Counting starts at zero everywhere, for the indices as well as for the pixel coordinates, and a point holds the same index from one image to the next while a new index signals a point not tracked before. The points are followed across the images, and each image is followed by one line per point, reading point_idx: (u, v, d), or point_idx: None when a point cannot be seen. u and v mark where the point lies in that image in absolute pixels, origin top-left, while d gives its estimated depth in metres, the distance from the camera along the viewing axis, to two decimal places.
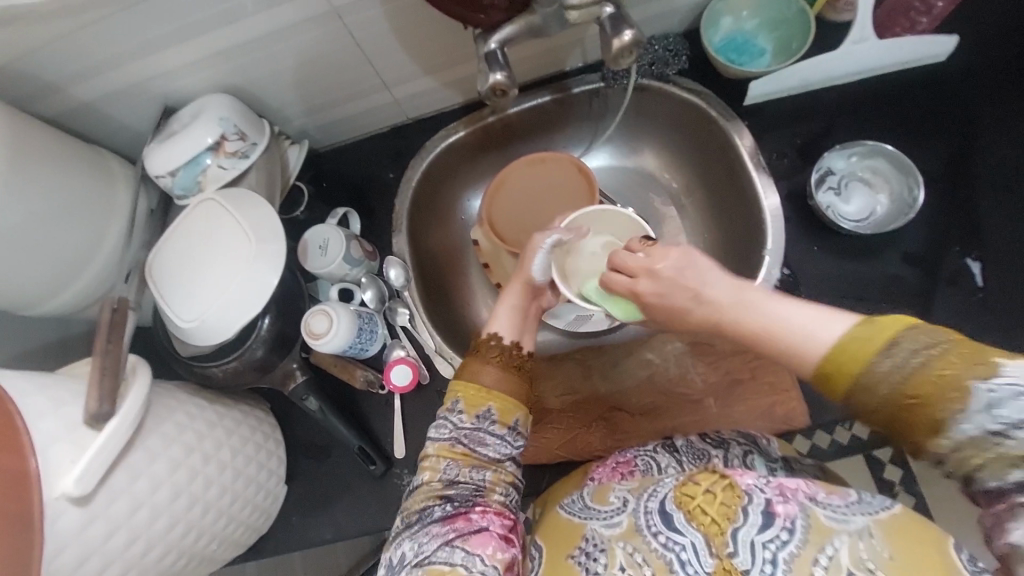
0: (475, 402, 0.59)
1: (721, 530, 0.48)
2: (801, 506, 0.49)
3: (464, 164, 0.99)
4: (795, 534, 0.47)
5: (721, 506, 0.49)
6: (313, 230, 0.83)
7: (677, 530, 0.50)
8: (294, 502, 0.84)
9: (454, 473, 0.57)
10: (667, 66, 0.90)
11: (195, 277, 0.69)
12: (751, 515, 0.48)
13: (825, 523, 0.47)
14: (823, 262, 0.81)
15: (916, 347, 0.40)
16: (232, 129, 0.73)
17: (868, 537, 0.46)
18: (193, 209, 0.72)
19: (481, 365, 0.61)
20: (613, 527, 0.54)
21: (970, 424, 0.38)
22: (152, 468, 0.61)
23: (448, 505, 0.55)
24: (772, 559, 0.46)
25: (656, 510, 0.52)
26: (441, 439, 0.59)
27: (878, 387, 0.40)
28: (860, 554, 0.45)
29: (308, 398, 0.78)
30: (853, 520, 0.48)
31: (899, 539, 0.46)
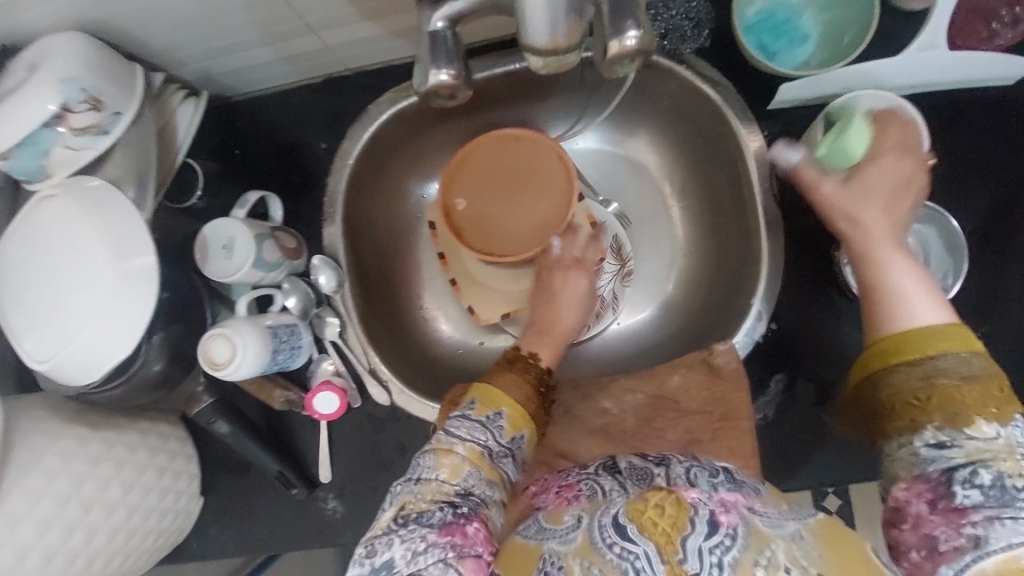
0: (515, 423, 0.58)
1: (672, 540, 0.41)
2: (744, 516, 0.44)
3: (419, 134, 0.80)
4: (737, 541, 0.42)
5: (670, 518, 0.42)
6: (215, 225, 0.66)
7: (630, 540, 0.42)
8: (214, 513, 0.78)
9: (473, 482, 0.53)
10: (684, 42, 0.70)
11: (43, 297, 0.54)
12: (699, 523, 0.42)
13: (764, 531, 0.43)
14: (821, 316, 0.70)
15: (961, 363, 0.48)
16: (79, 95, 0.53)
17: (801, 539, 0.44)
18: (42, 202, 0.55)
19: (514, 381, 0.61)
20: (568, 543, 0.46)
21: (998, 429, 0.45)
22: (12, 536, 0.54)
23: (449, 510, 0.50)
24: (718, 565, 0.41)
25: (611, 523, 0.44)
26: (473, 442, 0.55)
27: (901, 387, 0.50)
28: (795, 555, 0.42)
29: (217, 421, 0.69)
30: (788, 526, 0.44)
31: (830, 546, 0.44)
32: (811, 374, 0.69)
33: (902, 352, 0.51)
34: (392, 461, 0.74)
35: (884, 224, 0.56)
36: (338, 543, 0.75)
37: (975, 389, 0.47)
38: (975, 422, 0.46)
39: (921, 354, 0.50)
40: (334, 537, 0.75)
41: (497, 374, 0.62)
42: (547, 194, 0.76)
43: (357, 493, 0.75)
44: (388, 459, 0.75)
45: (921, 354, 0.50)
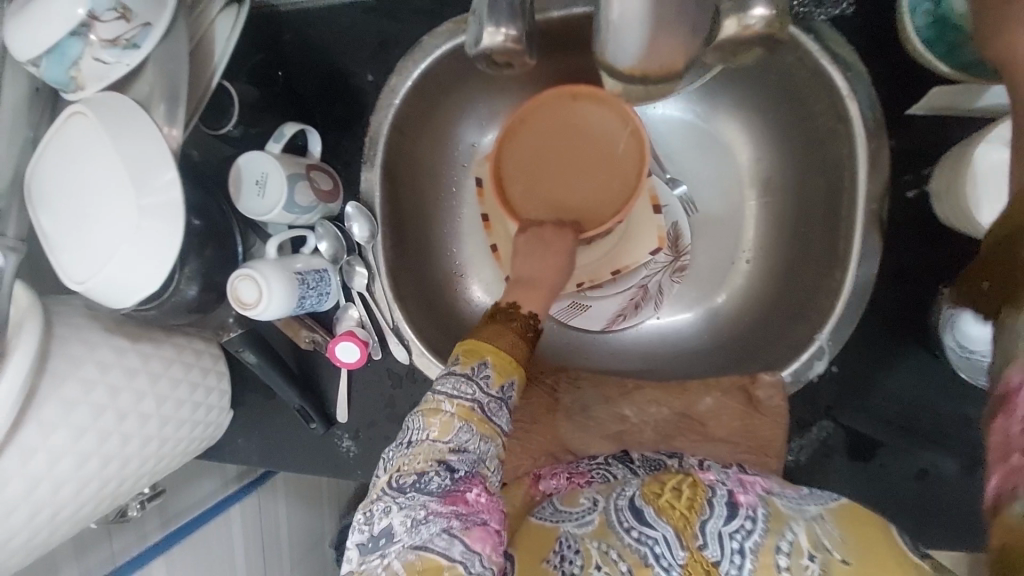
0: (503, 372, 0.56)
1: (690, 524, 0.48)
2: (760, 497, 0.50)
3: (477, 76, 0.70)
4: (756, 524, 0.47)
5: (688, 501, 0.50)
6: (249, 157, 0.63)
7: (647, 525, 0.49)
8: (241, 425, 0.83)
9: (466, 439, 0.51)
10: (818, 6, 0.58)
11: (73, 220, 0.54)
12: (716, 507, 0.49)
13: (784, 511, 0.49)
14: (894, 367, 0.61)
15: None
16: (105, 2, 0.48)
17: (822, 521, 0.48)
18: (72, 116, 0.53)
19: (505, 331, 0.60)
20: (584, 526, 0.51)
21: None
22: (47, 442, 0.57)
23: (447, 475, 0.48)
24: (739, 550, 0.46)
25: (627, 506, 0.51)
26: (462, 399, 0.52)
27: None
28: (816, 535, 0.47)
29: (245, 352, 0.71)
30: (807, 509, 0.50)
31: (850, 529, 0.48)
32: (862, 426, 0.62)
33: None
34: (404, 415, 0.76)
35: None
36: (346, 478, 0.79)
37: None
38: None
39: None
40: (345, 472, 0.79)
41: (484, 325, 0.60)
42: (612, 161, 0.66)
43: (369, 437, 0.77)
44: (401, 413, 0.76)
45: None
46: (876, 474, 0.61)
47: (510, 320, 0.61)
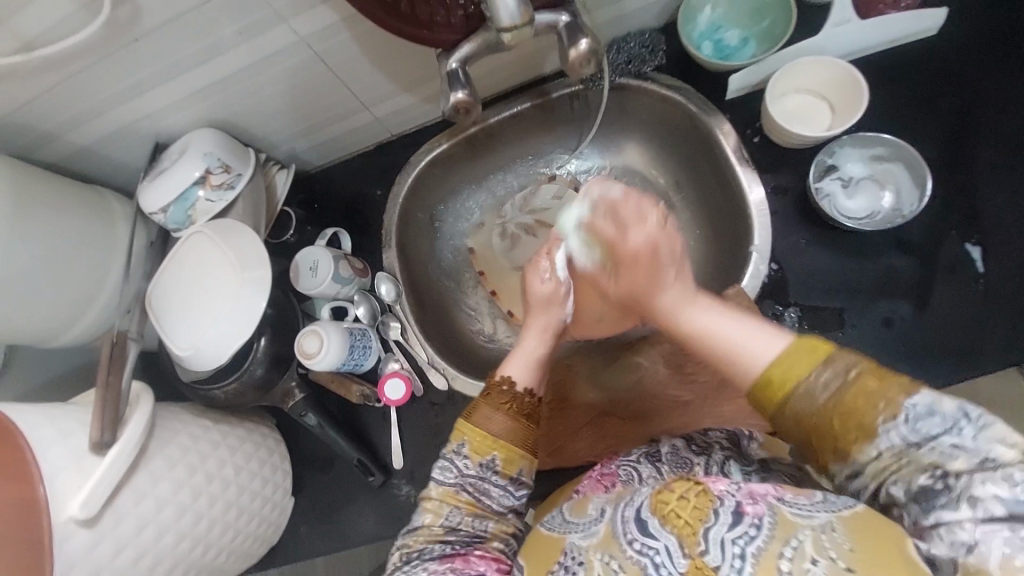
0: (479, 448, 0.60)
1: (694, 531, 0.41)
2: (768, 504, 0.43)
3: (450, 175, 0.99)
4: (761, 531, 0.40)
5: (693, 509, 0.42)
6: (304, 253, 0.86)
7: (649, 535, 0.44)
8: (303, 512, 0.87)
9: (456, 520, 0.58)
10: (644, 63, 0.87)
11: (189, 308, 0.73)
12: (722, 514, 0.42)
13: (792, 520, 0.41)
14: (820, 254, 0.77)
15: (839, 376, 0.45)
16: (216, 163, 0.77)
17: (832, 531, 0.40)
18: (187, 238, 0.75)
19: (491, 411, 0.61)
20: (591, 537, 0.50)
21: (889, 437, 0.42)
22: (156, 489, 0.64)
23: (447, 546, 0.56)
24: (740, 555, 0.40)
25: (631, 518, 0.46)
26: (446, 483, 0.59)
27: (809, 405, 0.46)
28: (824, 546, 0.39)
29: (307, 414, 0.82)
30: (819, 517, 0.42)
31: (860, 536, 0.40)
32: (818, 302, 0.76)
33: (768, 389, 0.47)
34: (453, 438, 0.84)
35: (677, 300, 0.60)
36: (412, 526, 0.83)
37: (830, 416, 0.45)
38: (859, 445, 0.44)
39: (792, 385, 0.46)
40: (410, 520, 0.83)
41: (477, 405, 0.62)
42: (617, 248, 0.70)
43: (425, 474, 0.84)
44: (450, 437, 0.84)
45: (785, 389, 0.46)
46: (850, 337, 0.74)
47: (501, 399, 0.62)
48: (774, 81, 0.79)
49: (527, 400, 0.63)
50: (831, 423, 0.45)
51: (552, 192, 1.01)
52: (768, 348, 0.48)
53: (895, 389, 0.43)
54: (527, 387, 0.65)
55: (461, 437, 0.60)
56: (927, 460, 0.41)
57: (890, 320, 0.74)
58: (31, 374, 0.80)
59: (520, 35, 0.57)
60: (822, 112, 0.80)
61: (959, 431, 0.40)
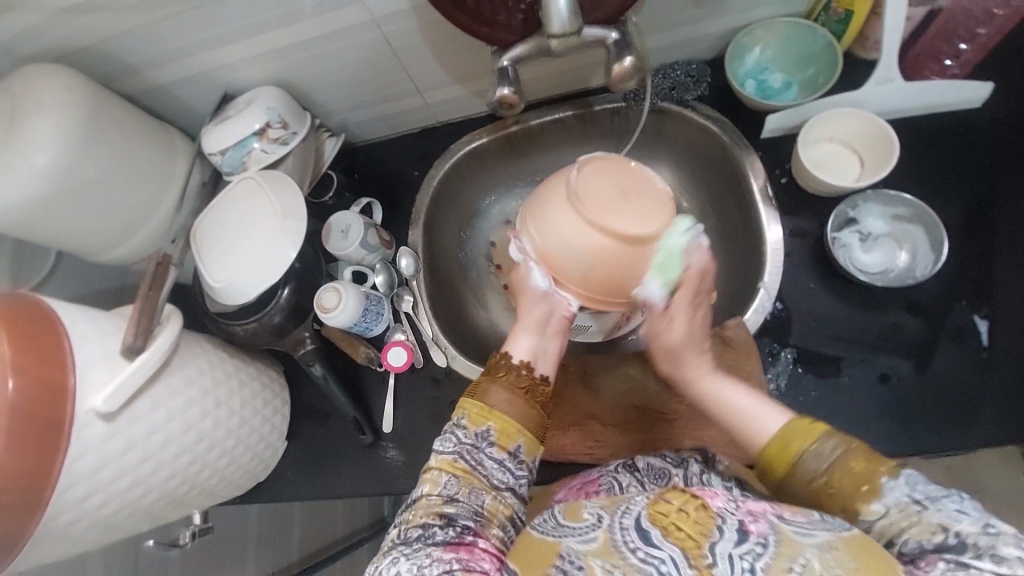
0: (478, 419, 0.65)
1: (699, 545, 0.49)
2: (771, 523, 0.51)
3: (486, 168, 1.05)
4: (767, 548, 0.49)
5: (697, 524, 0.51)
6: (339, 216, 0.91)
7: (654, 545, 0.50)
8: (293, 458, 0.92)
9: (454, 490, 0.60)
10: (687, 91, 0.91)
11: (229, 246, 0.78)
12: (726, 531, 0.50)
13: (794, 538, 0.50)
14: (828, 299, 0.79)
15: (833, 450, 0.56)
16: (276, 118, 0.83)
17: (833, 550, 0.49)
18: (238, 181, 0.81)
19: (491, 387, 0.67)
20: (587, 542, 0.53)
21: (884, 503, 0.52)
22: (170, 402, 0.69)
23: (448, 528, 0.56)
24: (750, 569, 0.48)
25: (632, 527, 0.52)
26: (446, 452, 0.63)
27: (808, 478, 0.57)
28: (829, 563, 0.47)
29: (313, 364, 0.86)
30: (817, 535, 0.50)
31: (861, 557, 0.48)
32: (815, 346, 0.77)
33: (776, 461, 0.59)
34: (444, 414, 0.88)
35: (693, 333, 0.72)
36: (390, 489, 0.87)
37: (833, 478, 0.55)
38: (862, 503, 0.53)
39: (797, 452, 0.57)
40: (390, 484, 0.87)
41: (477, 385, 0.69)
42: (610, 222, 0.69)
43: (411, 443, 0.87)
44: (441, 413, 0.88)
45: (787, 462, 0.58)
46: (844, 385, 0.75)
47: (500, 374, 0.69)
48: (808, 128, 0.82)
49: (524, 375, 0.68)
50: (839, 481, 0.55)
51: None
52: (770, 423, 0.61)
53: (883, 467, 0.54)
54: (525, 362, 0.70)
55: (463, 411, 0.65)
56: (935, 522, 0.49)
57: (885, 374, 0.75)
58: (73, 284, 0.87)
59: (568, 44, 0.62)
60: (851, 164, 0.83)
61: (946, 502, 0.50)
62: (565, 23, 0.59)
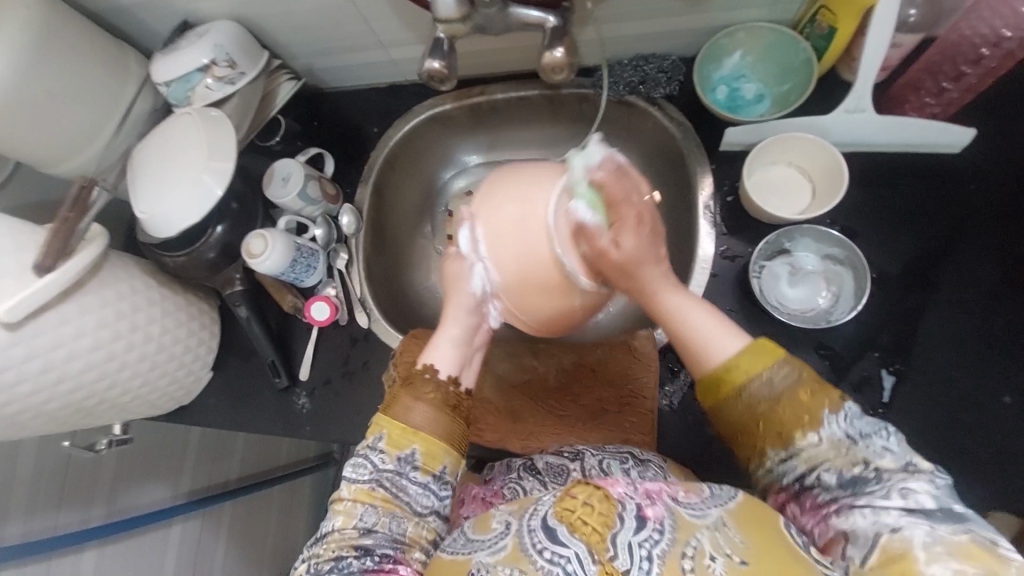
0: (397, 441, 0.65)
1: (602, 538, 0.50)
2: (668, 508, 0.53)
3: (448, 135, 1.02)
4: (665, 534, 0.51)
5: (600, 516, 0.50)
6: (282, 162, 0.91)
7: (561, 543, 0.51)
8: (216, 389, 0.96)
9: (370, 519, 0.62)
10: (656, 87, 0.86)
11: (161, 178, 0.80)
12: (627, 520, 0.51)
13: (690, 521, 0.53)
14: (744, 327, 0.77)
15: (783, 377, 0.58)
16: (223, 56, 0.82)
17: (724, 529, 0.52)
18: (178, 116, 0.82)
19: (410, 402, 0.67)
20: (497, 552, 0.55)
21: (820, 437, 0.55)
22: (80, 319, 0.73)
23: (365, 558, 0.59)
24: (648, 557, 0.50)
25: (540, 528, 0.53)
26: (359, 481, 0.64)
27: (753, 404, 0.59)
28: (719, 544, 0.51)
29: (240, 305, 0.90)
30: (710, 514, 0.53)
31: (749, 529, 0.52)
32: None
33: (726, 379, 0.60)
34: (357, 373, 0.91)
35: (709, 322, 0.64)
36: (298, 433, 0.92)
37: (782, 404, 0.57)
38: (798, 435, 0.56)
39: (745, 379, 0.59)
40: (295, 428, 0.92)
41: (395, 400, 0.68)
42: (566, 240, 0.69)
43: (323, 394, 0.91)
44: (355, 372, 0.91)
45: (737, 384, 0.59)
46: None
47: (421, 388, 0.69)
48: (759, 150, 0.77)
49: (450, 391, 0.69)
50: (781, 412, 0.57)
51: None
52: (727, 347, 0.61)
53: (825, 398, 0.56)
54: (451, 375, 0.70)
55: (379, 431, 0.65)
56: (861, 455, 0.53)
57: None
58: (20, 191, 0.89)
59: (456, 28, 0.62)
60: (802, 193, 0.78)
61: (878, 437, 0.54)
62: (450, 10, 0.59)
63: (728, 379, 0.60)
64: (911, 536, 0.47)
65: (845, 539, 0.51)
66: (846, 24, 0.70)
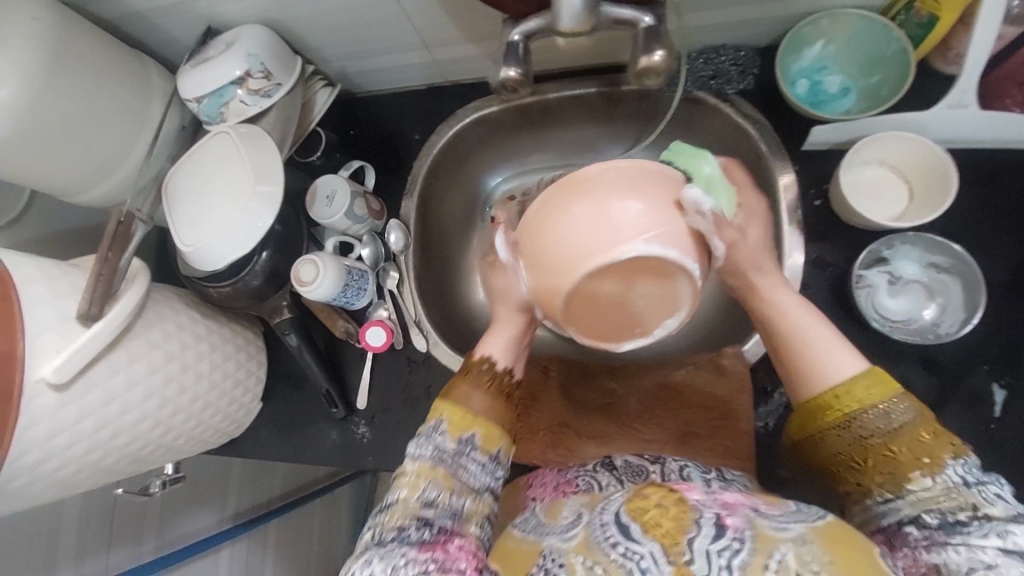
0: (459, 424, 0.60)
1: (677, 542, 0.44)
2: (747, 517, 0.47)
3: (493, 139, 0.95)
4: (745, 544, 0.44)
5: (674, 518, 0.45)
6: (324, 179, 0.85)
7: (635, 540, 0.46)
8: (267, 419, 0.92)
9: (433, 495, 0.57)
10: (728, 83, 0.80)
11: (202, 203, 0.73)
12: (705, 526, 0.45)
13: (771, 533, 0.45)
14: None
15: (903, 413, 0.52)
16: (258, 66, 0.74)
17: (809, 544, 0.45)
18: (213, 136, 0.75)
19: (471, 391, 0.63)
20: (568, 540, 0.50)
21: (935, 481, 0.49)
22: (130, 367, 0.67)
23: (425, 529, 0.55)
24: (727, 567, 0.43)
25: (612, 521, 0.49)
26: (422, 458, 0.59)
27: (855, 435, 0.53)
28: (806, 561, 0.44)
29: (290, 334, 0.84)
30: (793, 529, 0.46)
31: (837, 548, 0.45)
32: None
33: (830, 409, 0.54)
34: (418, 401, 0.87)
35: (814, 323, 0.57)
36: (357, 464, 0.87)
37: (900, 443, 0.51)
38: (910, 476, 0.50)
39: (860, 405, 0.53)
40: (357, 459, 0.87)
41: (455, 384, 0.64)
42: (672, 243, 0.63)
43: (382, 423, 0.87)
44: (415, 399, 0.87)
45: (850, 411, 0.53)
46: None
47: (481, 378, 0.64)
48: (853, 151, 0.71)
49: (506, 381, 0.65)
50: (897, 448, 0.51)
51: None
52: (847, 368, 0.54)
53: (949, 445, 0.50)
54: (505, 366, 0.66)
55: (441, 415, 0.61)
56: (970, 500, 0.47)
57: None
58: (45, 222, 0.83)
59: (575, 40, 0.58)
60: (898, 196, 0.73)
61: (993, 485, 0.48)
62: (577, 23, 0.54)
63: (842, 403, 0.53)
64: (1005, 575, 0.43)
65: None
66: (949, 11, 0.65)
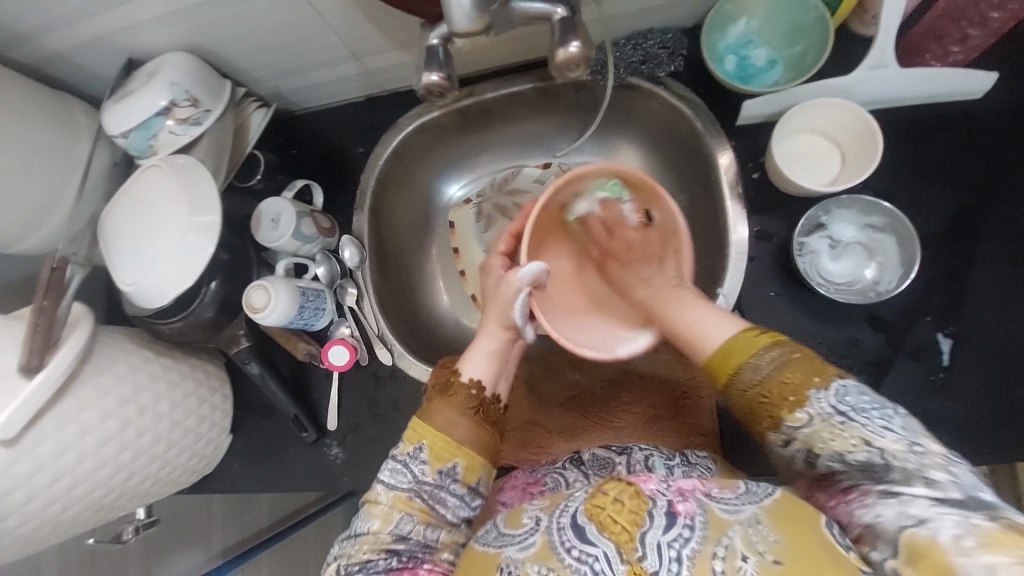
0: (440, 454, 0.58)
1: (631, 537, 0.46)
2: (700, 502, 0.48)
3: (440, 144, 0.94)
4: (694, 532, 0.46)
5: (629, 513, 0.47)
6: (268, 202, 0.83)
7: (590, 542, 0.47)
8: (238, 451, 0.90)
9: (405, 527, 0.57)
10: (659, 66, 0.79)
11: (139, 240, 0.71)
12: (656, 517, 0.47)
13: (722, 517, 0.47)
14: (785, 307, 0.74)
15: (774, 359, 0.54)
16: (183, 95, 0.73)
17: (758, 525, 0.47)
18: (144, 170, 0.73)
19: (454, 415, 0.60)
20: (527, 549, 0.50)
21: (814, 411, 0.52)
22: (81, 415, 0.65)
23: (393, 558, 0.56)
24: (677, 558, 0.45)
25: (569, 526, 0.49)
26: (397, 488, 0.58)
27: (751, 384, 0.55)
28: (753, 544, 0.45)
29: (250, 363, 0.82)
30: (744, 510, 0.48)
31: (785, 527, 0.46)
32: None
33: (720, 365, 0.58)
34: (388, 414, 0.86)
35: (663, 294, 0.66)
36: (334, 485, 0.87)
37: (769, 389, 0.54)
38: (794, 409, 0.52)
39: (740, 361, 0.56)
40: (332, 480, 0.87)
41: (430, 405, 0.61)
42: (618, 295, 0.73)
43: (355, 441, 0.87)
44: (385, 414, 0.87)
45: (730, 369, 0.56)
46: None
47: (451, 394, 0.62)
48: (787, 119, 0.73)
49: (494, 407, 0.63)
50: (778, 388, 0.53)
51: (535, 176, 0.95)
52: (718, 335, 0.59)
53: (820, 373, 0.53)
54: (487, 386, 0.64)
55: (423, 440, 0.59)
56: (862, 435, 0.49)
57: None
58: None
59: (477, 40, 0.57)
60: (831, 161, 0.75)
61: (887, 422, 0.50)
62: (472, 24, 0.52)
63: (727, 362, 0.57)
64: (936, 528, 0.43)
65: (873, 535, 0.47)
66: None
